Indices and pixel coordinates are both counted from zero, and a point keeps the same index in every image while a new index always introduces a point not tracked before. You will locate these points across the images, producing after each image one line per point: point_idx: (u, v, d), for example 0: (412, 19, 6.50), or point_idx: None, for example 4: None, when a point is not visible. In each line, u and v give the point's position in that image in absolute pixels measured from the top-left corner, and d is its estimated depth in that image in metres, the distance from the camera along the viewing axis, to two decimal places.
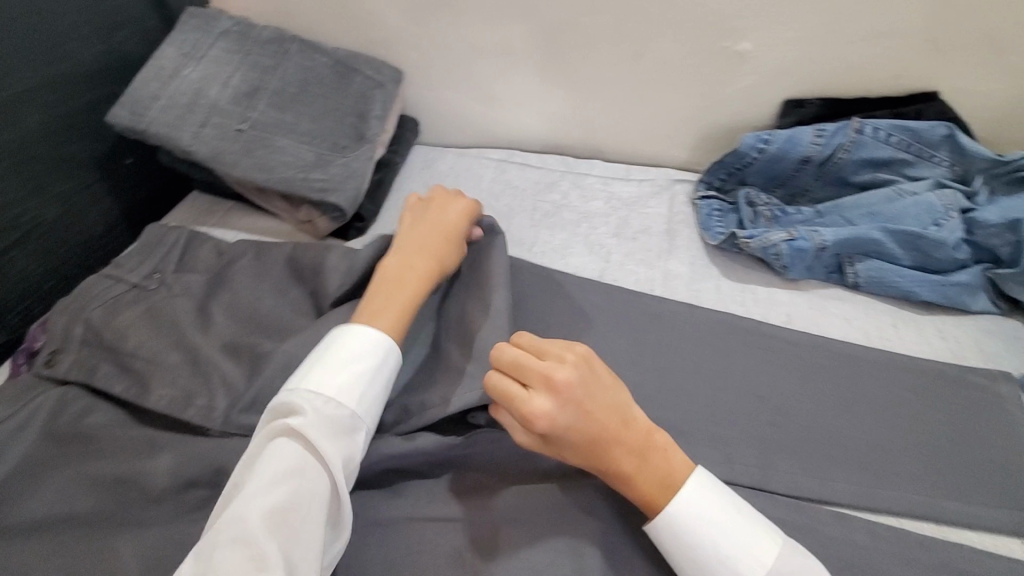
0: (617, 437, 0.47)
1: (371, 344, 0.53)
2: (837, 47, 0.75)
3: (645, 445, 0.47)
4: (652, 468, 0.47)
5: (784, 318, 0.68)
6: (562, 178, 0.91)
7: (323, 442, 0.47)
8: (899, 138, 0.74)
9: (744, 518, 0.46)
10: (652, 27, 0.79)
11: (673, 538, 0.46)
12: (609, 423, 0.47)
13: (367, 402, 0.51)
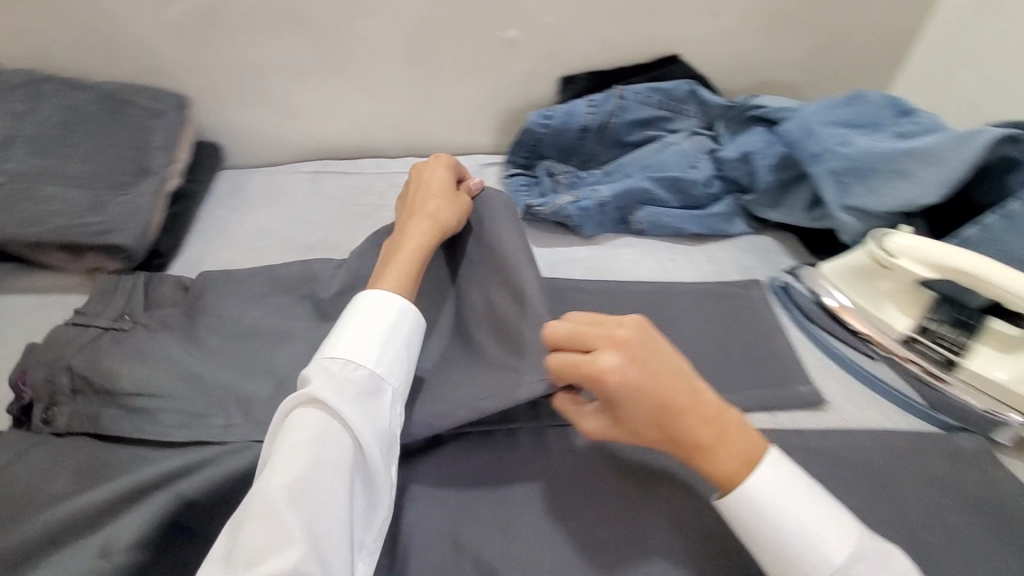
0: (670, 413, 0.44)
1: (385, 304, 0.53)
2: (588, 25, 0.84)
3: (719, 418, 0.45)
4: (727, 437, 0.44)
5: (583, 271, 0.76)
6: (378, 179, 0.92)
7: (348, 407, 0.47)
8: (655, 98, 0.86)
9: (822, 498, 0.44)
10: (424, 25, 0.83)
11: (748, 517, 0.43)
12: (673, 391, 0.44)
13: (387, 360, 0.51)
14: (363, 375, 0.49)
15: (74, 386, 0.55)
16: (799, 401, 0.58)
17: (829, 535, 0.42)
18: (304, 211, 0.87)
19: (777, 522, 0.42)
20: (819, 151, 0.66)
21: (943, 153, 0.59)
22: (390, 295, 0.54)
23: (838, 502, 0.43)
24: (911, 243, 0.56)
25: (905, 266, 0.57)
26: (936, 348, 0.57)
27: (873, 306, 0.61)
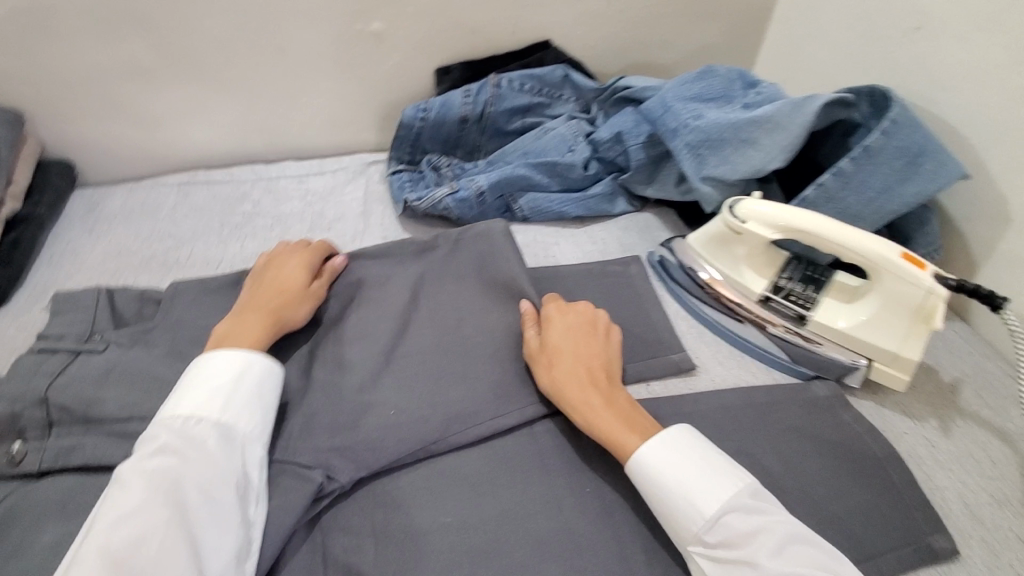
0: (582, 385, 0.52)
1: (223, 363, 0.50)
2: (453, 15, 0.83)
3: (614, 398, 0.52)
4: (606, 412, 0.50)
5: None
6: (253, 187, 0.87)
7: (179, 458, 0.44)
8: (530, 85, 0.86)
9: (692, 466, 0.46)
10: (282, 21, 0.79)
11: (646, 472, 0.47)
12: (568, 369, 0.53)
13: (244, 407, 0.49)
14: (189, 419, 0.47)
15: (48, 418, 0.53)
16: (672, 368, 0.60)
17: (704, 494, 0.45)
18: (170, 225, 0.81)
19: (660, 486, 0.46)
20: (676, 126, 0.68)
21: (781, 119, 0.63)
22: (224, 355, 0.51)
23: (699, 471, 0.46)
24: (756, 206, 0.59)
25: (754, 229, 0.59)
26: (788, 305, 0.61)
27: (732, 271, 0.64)
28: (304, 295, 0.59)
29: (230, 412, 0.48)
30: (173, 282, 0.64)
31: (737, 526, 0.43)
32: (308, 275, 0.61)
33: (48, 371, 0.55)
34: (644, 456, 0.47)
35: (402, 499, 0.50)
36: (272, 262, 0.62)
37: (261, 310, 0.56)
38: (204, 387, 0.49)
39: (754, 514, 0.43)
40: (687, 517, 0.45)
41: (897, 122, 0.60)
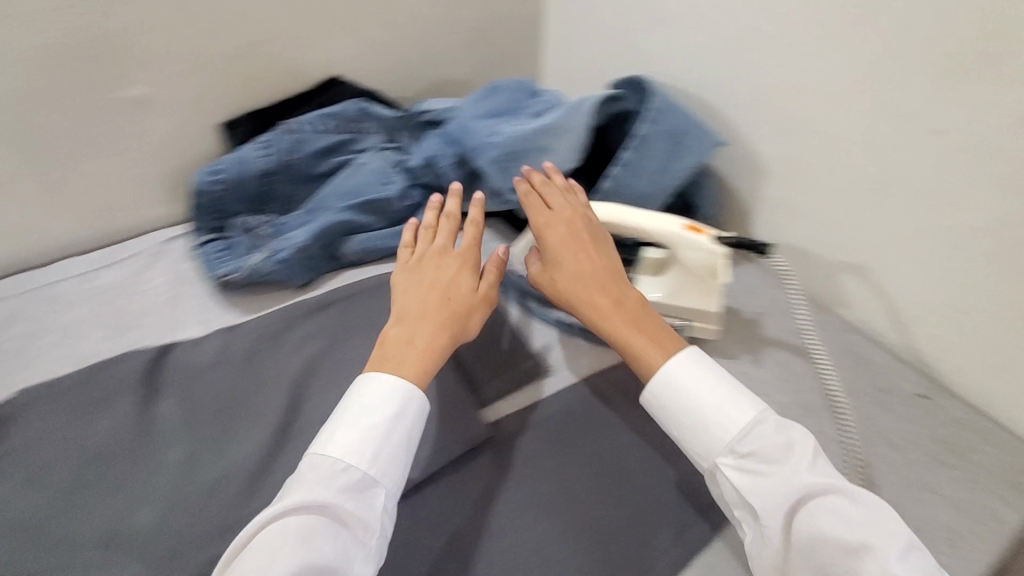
0: (604, 304, 0.58)
1: (385, 389, 0.52)
2: (224, 67, 0.77)
3: (632, 305, 0.58)
4: (631, 320, 0.58)
5: None
6: (24, 300, 0.73)
7: (312, 519, 0.45)
8: (328, 124, 0.83)
9: (714, 375, 0.53)
10: (10, 106, 0.67)
11: (667, 403, 0.54)
12: (587, 294, 0.59)
13: (388, 454, 0.50)
14: (343, 464, 0.48)
15: None
16: (524, 377, 0.65)
17: (729, 407, 0.51)
18: None
19: (688, 400, 0.53)
20: (477, 145, 0.70)
21: (563, 124, 0.68)
22: (378, 380, 0.52)
23: (721, 390, 0.52)
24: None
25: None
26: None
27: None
28: (479, 302, 0.60)
29: (386, 460, 0.49)
30: (17, 401, 0.58)
31: (769, 436, 0.49)
32: (471, 276, 0.61)
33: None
34: (674, 370, 0.54)
35: None
36: (427, 262, 0.62)
37: (435, 320, 0.57)
38: (366, 416, 0.50)
39: (783, 429, 0.49)
40: (724, 425, 0.51)
41: (659, 110, 0.69)
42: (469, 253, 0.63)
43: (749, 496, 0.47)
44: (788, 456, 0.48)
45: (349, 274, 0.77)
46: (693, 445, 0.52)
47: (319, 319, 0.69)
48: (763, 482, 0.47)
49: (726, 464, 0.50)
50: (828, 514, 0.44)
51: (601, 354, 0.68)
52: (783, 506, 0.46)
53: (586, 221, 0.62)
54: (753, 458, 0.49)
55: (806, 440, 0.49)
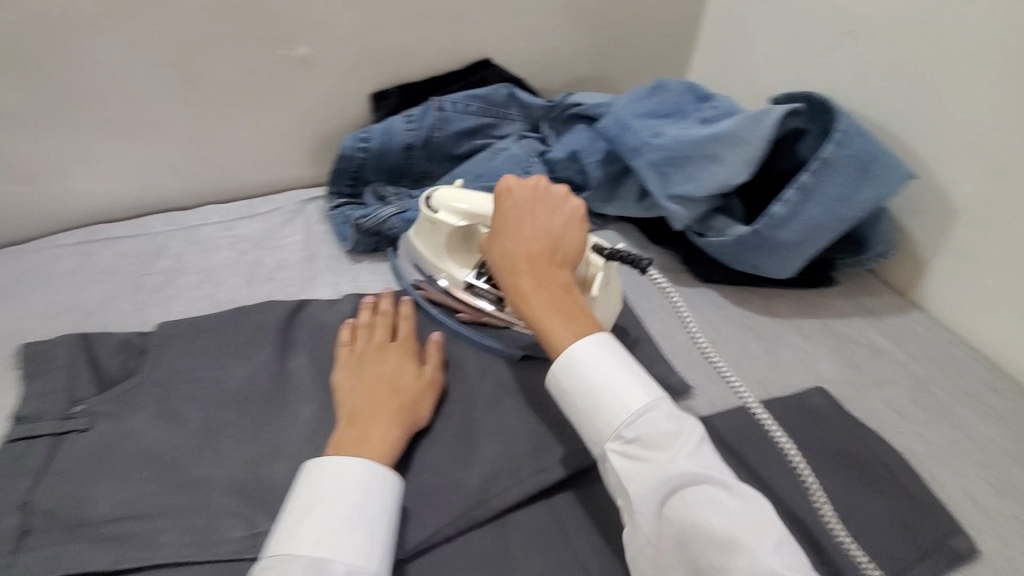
0: (526, 284, 0.51)
1: (354, 475, 0.44)
2: (386, 35, 0.77)
3: (558, 282, 0.51)
4: (549, 300, 0.50)
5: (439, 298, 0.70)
6: (171, 239, 0.76)
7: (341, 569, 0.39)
8: (475, 106, 0.81)
9: (619, 358, 0.47)
10: (192, 49, 0.69)
11: (569, 377, 0.47)
12: (519, 267, 0.52)
13: (360, 548, 0.41)
14: (319, 555, 0.39)
15: (26, 526, 0.44)
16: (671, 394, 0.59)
17: (624, 389, 0.45)
18: (70, 294, 0.68)
19: (591, 380, 0.46)
20: (638, 146, 0.67)
21: (742, 134, 0.62)
22: (349, 465, 0.44)
23: (620, 368, 0.46)
24: (447, 196, 0.63)
25: (446, 216, 0.63)
26: (489, 288, 0.64)
27: (438, 261, 0.66)
28: (424, 386, 0.54)
29: (367, 549, 0.41)
30: (161, 330, 0.58)
31: (656, 427, 0.43)
32: (415, 364, 0.55)
33: (30, 470, 0.47)
34: (578, 349, 0.47)
35: None
36: (367, 358, 0.55)
37: (385, 411, 0.50)
38: (308, 527, 0.41)
39: (670, 419, 0.43)
40: (608, 406, 0.45)
41: (848, 133, 0.62)
42: (409, 346, 0.57)
43: (627, 481, 0.42)
44: (668, 443, 0.42)
45: None
46: (590, 423, 0.46)
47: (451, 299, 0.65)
48: (644, 470, 0.42)
49: (611, 449, 0.44)
50: (705, 504, 0.39)
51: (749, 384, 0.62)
52: (659, 492, 0.41)
53: (548, 203, 0.55)
54: (637, 444, 0.43)
55: (690, 431, 0.43)
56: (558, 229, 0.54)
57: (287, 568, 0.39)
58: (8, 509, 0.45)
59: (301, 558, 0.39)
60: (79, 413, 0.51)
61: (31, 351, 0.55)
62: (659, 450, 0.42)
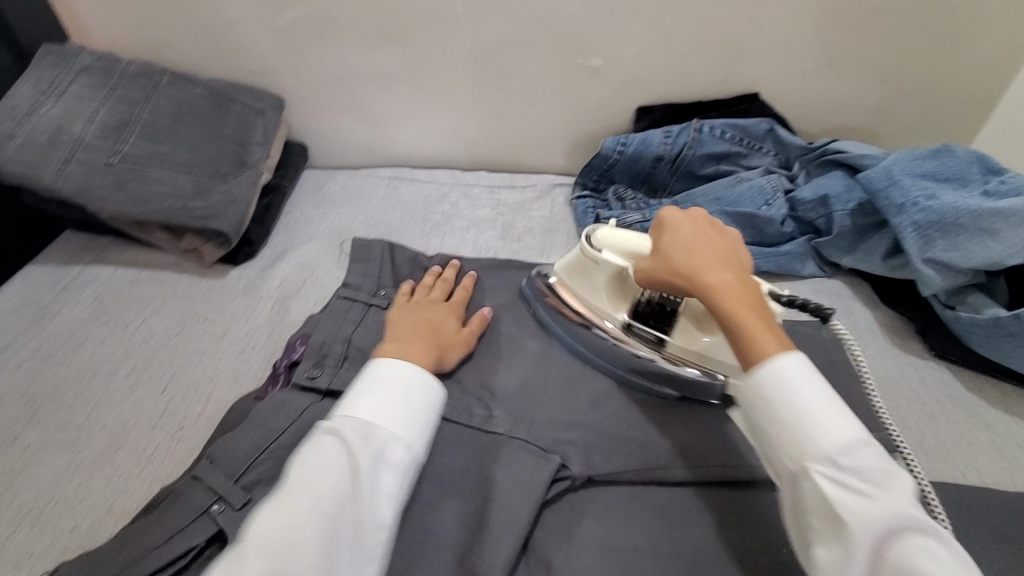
0: (723, 283, 0.51)
1: (398, 371, 0.53)
2: (672, 59, 0.86)
3: (749, 286, 0.52)
4: (756, 313, 0.49)
5: None
6: (451, 190, 0.95)
7: (330, 448, 0.46)
8: (731, 134, 0.87)
9: (822, 381, 0.46)
10: (516, 49, 0.86)
11: (776, 388, 0.46)
12: (704, 266, 0.52)
13: (340, 434, 0.48)
14: (359, 425, 0.49)
15: (345, 354, 0.62)
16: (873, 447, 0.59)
17: (829, 419, 0.44)
18: (381, 213, 0.90)
19: (795, 399, 0.45)
20: (904, 203, 0.67)
21: None
22: (398, 366, 0.53)
23: (819, 396, 0.45)
24: (608, 235, 0.64)
25: (609, 256, 0.63)
26: (648, 330, 0.63)
27: (588, 294, 0.66)
28: (459, 342, 0.62)
29: (370, 435, 0.48)
30: (442, 255, 0.75)
31: (869, 461, 0.42)
32: (457, 324, 0.64)
33: (352, 319, 0.66)
34: (789, 364, 0.46)
35: (601, 514, 0.52)
36: (419, 309, 0.64)
37: (423, 344, 0.58)
38: (373, 401, 0.51)
39: (885, 466, 0.42)
40: (820, 432, 0.43)
41: None
42: (460, 308, 0.67)
43: (841, 511, 0.41)
44: (885, 483, 0.41)
45: None
46: (788, 450, 0.44)
47: None
48: (862, 503, 0.41)
49: (819, 473, 0.42)
50: (917, 548, 0.39)
51: (964, 468, 0.59)
52: (876, 532, 0.40)
53: (714, 226, 0.58)
54: (853, 476, 0.42)
55: (904, 481, 0.42)
56: (730, 246, 0.56)
57: (343, 422, 0.49)
58: (337, 339, 0.63)
59: (356, 418, 0.49)
60: (382, 294, 0.69)
61: (360, 242, 0.76)
62: (872, 497, 0.41)
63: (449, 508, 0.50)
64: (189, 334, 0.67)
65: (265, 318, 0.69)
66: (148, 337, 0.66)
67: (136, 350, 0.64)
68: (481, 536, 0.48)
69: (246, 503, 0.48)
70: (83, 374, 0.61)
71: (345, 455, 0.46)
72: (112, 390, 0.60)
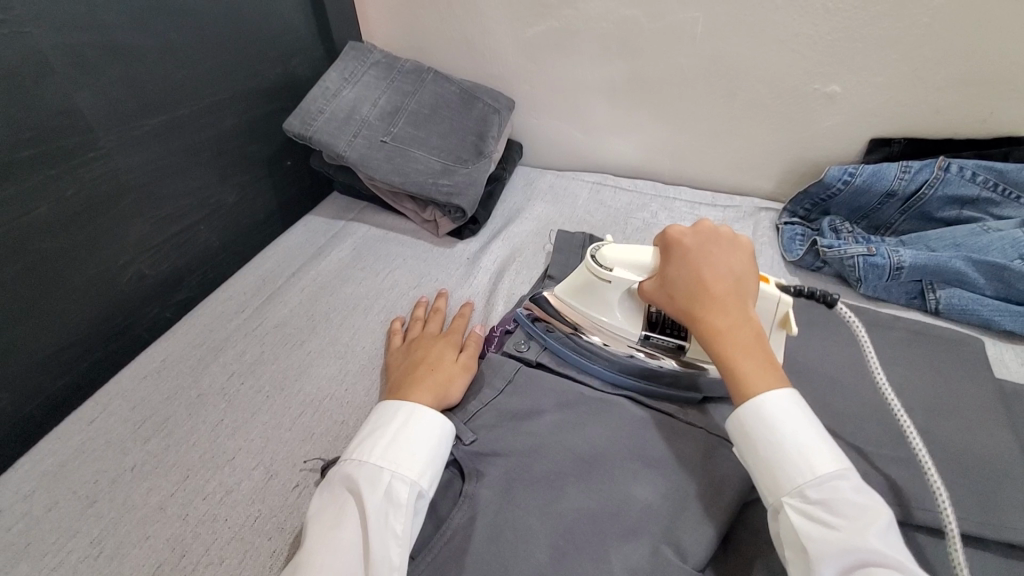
0: (721, 319, 0.53)
1: (395, 412, 0.53)
2: (922, 92, 0.81)
3: (749, 322, 0.53)
4: (745, 345, 0.52)
5: (873, 324, 0.73)
6: (652, 201, 0.99)
7: (347, 499, 0.47)
8: (983, 177, 0.78)
9: (811, 421, 0.48)
10: (746, 73, 0.87)
11: (762, 430, 0.48)
12: (709, 301, 0.54)
13: (351, 475, 0.48)
14: (363, 468, 0.49)
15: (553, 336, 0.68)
16: None
17: (812, 452, 0.46)
18: (585, 213, 0.97)
19: (777, 432, 0.47)
20: None
21: None
22: (384, 410, 0.54)
23: (816, 433, 0.48)
24: (614, 252, 0.63)
25: (622, 272, 0.62)
26: (667, 339, 0.64)
27: (602, 314, 0.65)
28: (459, 371, 0.62)
29: (340, 482, 0.48)
30: None
31: (844, 496, 0.44)
32: (454, 353, 0.64)
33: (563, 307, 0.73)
34: (772, 407, 0.48)
35: None
36: (419, 344, 0.66)
37: (422, 383, 0.59)
38: (369, 438, 0.51)
39: (860, 493, 0.44)
40: (797, 467, 0.46)
41: None
42: (454, 338, 0.68)
43: (807, 540, 0.43)
44: (856, 516, 0.43)
45: (922, 317, 0.75)
46: (764, 480, 0.48)
47: (886, 335, 0.71)
48: (827, 533, 0.42)
49: (790, 503, 0.45)
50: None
51: None
52: (843, 562, 0.41)
53: (720, 243, 0.58)
54: (819, 507, 0.44)
55: (881, 512, 0.43)
56: (740, 270, 0.56)
57: (357, 469, 0.49)
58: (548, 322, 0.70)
59: (366, 462, 0.49)
60: None
61: (572, 235, 0.83)
62: (838, 530, 0.42)
63: (653, 478, 0.53)
64: (423, 290, 0.79)
65: (484, 289, 0.80)
66: (392, 286, 0.79)
67: (385, 295, 0.77)
68: (686, 516, 0.50)
69: (473, 440, 0.57)
70: (347, 305, 0.75)
71: (354, 516, 0.46)
72: (368, 322, 0.72)
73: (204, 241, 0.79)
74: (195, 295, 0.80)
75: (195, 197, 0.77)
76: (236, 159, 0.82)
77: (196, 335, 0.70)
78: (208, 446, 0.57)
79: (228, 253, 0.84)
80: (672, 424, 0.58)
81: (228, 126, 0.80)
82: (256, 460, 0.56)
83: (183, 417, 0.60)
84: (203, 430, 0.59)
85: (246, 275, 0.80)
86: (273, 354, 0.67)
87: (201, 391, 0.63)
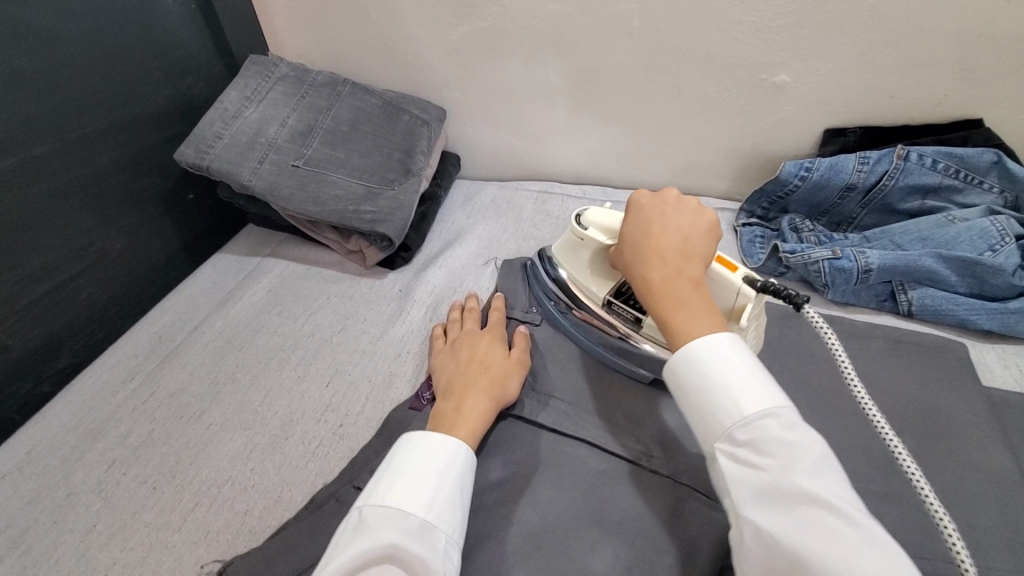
0: (653, 274, 0.48)
1: (434, 446, 0.45)
2: (876, 77, 0.76)
3: (686, 277, 0.48)
4: (676, 296, 0.46)
5: (844, 333, 0.66)
6: (603, 208, 0.92)
7: (376, 563, 0.39)
8: (945, 164, 0.73)
9: (748, 362, 0.42)
10: (690, 64, 0.80)
11: (693, 382, 0.43)
12: (650, 259, 0.49)
13: (382, 530, 0.40)
14: (395, 523, 0.41)
15: None
16: None
17: (741, 393, 0.41)
18: (530, 227, 0.88)
19: (706, 377, 0.42)
20: None
21: None
22: (425, 437, 0.46)
23: (752, 375, 0.42)
24: (597, 213, 0.61)
25: (592, 233, 0.61)
26: (627, 309, 0.60)
27: (578, 274, 0.64)
28: (513, 367, 0.57)
29: (370, 540, 0.40)
30: None
31: (773, 434, 0.38)
32: (501, 348, 0.59)
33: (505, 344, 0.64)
34: (703, 354, 0.43)
35: None
36: (462, 343, 0.60)
37: (474, 386, 0.53)
38: (401, 481, 0.43)
39: (792, 430, 0.38)
40: (723, 408, 0.41)
41: None
42: (495, 332, 0.61)
43: (733, 489, 0.38)
44: (785, 455, 0.37)
45: (895, 320, 0.70)
46: (698, 429, 0.43)
47: (859, 345, 0.65)
48: (751, 475, 0.38)
49: (721, 449, 0.40)
50: (819, 533, 0.34)
51: None
52: (767, 505, 0.36)
53: (675, 206, 0.53)
54: (747, 448, 0.39)
55: (814, 449, 0.37)
56: (687, 232, 0.50)
57: (392, 524, 0.41)
58: None
59: (418, 517, 0.41)
60: (534, 314, 0.66)
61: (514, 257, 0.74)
62: (764, 474, 0.37)
63: (615, 552, 0.45)
64: (349, 332, 0.69)
65: (419, 324, 0.70)
66: (313, 330, 0.69)
67: (304, 342, 0.67)
68: None
69: None
70: (258, 360, 0.65)
71: None
72: (282, 379, 0.63)
73: (87, 297, 0.68)
74: (81, 360, 0.68)
75: (68, 247, 0.66)
76: (119, 199, 0.71)
77: (75, 415, 0.59)
78: (77, 561, 0.47)
79: (122, 305, 0.73)
80: (633, 478, 0.50)
81: (106, 161, 0.69)
82: (136, 573, 0.46)
83: (49, 524, 0.50)
84: (71, 541, 0.48)
85: (141, 335, 0.69)
86: (166, 431, 0.57)
87: (74, 489, 0.52)
